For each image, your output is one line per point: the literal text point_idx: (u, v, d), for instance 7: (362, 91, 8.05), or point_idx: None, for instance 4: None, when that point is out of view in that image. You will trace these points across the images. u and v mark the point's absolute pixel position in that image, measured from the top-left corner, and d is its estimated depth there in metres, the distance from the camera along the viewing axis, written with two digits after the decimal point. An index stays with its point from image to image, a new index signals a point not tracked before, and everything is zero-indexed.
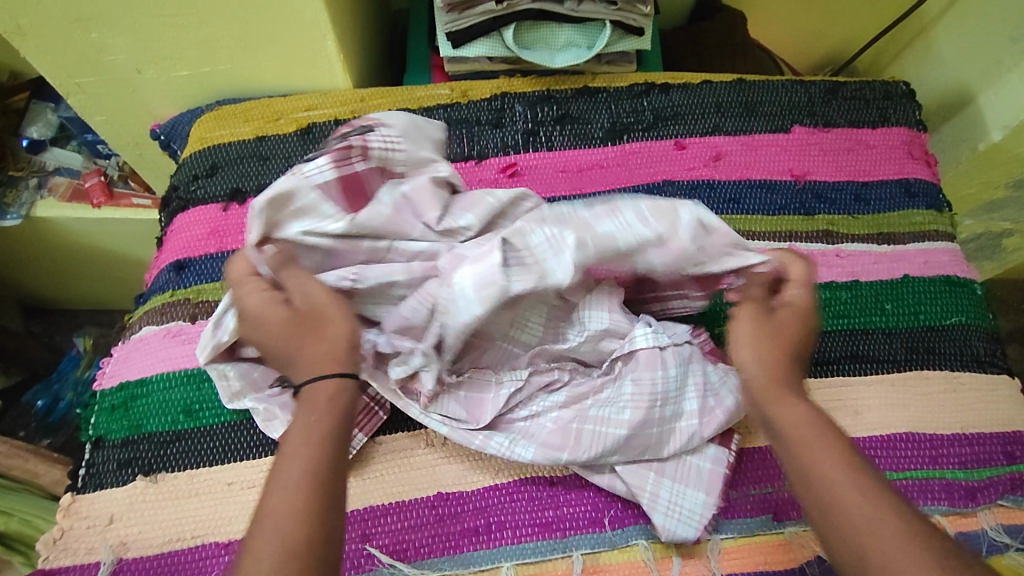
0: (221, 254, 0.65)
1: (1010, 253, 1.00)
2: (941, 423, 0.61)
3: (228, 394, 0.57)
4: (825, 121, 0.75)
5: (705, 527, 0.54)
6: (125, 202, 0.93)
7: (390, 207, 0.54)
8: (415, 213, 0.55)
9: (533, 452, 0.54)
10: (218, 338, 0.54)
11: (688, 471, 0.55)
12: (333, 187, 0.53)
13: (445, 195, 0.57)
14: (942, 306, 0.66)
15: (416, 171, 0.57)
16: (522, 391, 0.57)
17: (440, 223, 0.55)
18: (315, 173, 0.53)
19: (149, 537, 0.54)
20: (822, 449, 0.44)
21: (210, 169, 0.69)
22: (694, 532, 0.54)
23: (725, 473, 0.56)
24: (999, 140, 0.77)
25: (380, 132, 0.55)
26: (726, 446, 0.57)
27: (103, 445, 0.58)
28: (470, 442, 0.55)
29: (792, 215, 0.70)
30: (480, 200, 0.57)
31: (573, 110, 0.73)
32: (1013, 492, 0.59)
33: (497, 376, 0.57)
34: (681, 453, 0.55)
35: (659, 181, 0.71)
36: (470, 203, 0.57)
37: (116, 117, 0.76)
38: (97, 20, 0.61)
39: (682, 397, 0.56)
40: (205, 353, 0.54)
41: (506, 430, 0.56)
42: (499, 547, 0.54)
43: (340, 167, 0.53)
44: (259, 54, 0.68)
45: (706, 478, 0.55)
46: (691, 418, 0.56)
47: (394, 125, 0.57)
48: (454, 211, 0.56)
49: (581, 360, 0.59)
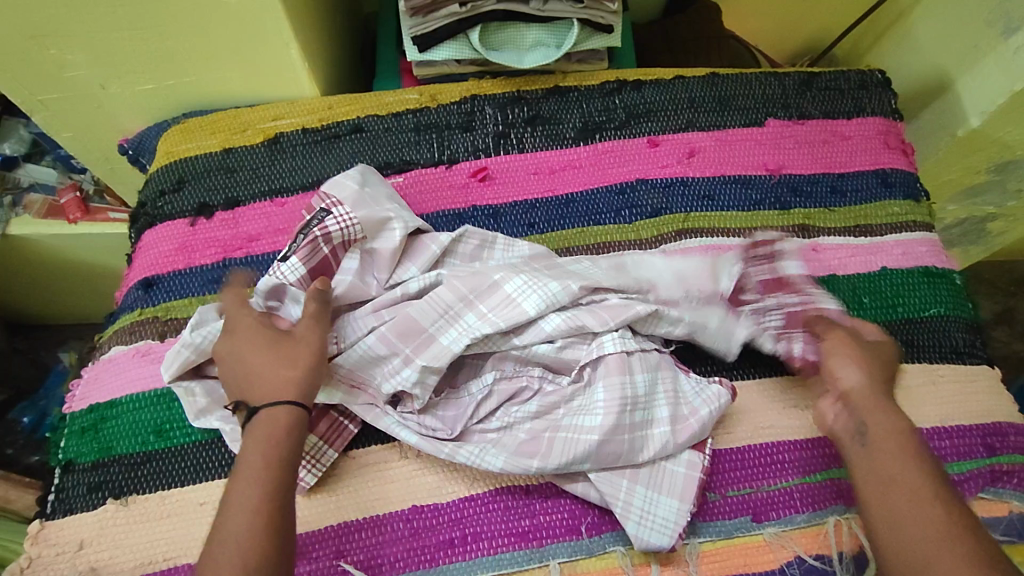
0: (189, 270, 0.65)
1: (995, 236, 0.99)
2: (922, 417, 0.61)
3: (194, 411, 0.56)
4: (800, 113, 0.74)
5: (681, 532, 0.53)
6: (102, 216, 0.92)
7: (354, 274, 0.58)
8: (373, 270, 0.60)
9: (503, 461, 0.53)
10: (184, 355, 0.54)
11: (662, 477, 0.55)
12: (307, 279, 0.58)
13: (403, 250, 0.61)
14: (920, 298, 0.66)
15: (375, 233, 0.59)
16: (487, 393, 0.56)
17: (390, 281, 0.60)
18: (290, 273, 0.57)
19: (121, 561, 0.54)
20: (905, 470, 0.48)
21: (177, 184, 0.68)
22: (669, 541, 0.53)
23: (701, 477, 0.55)
24: (977, 126, 0.76)
25: (337, 212, 0.58)
26: (701, 451, 0.56)
27: (73, 469, 0.58)
28: (438, 451, 0.54)
29: (768, 210, 0.69)
30: (425, 248, 0.61)
31: (545, 111, 0.72)
32: (993, 484, 0.59)
33: (467, 390, 0.57)
34: (657, 459, 0.55)
35: (632, 180, 0.70)
36: (415, 252, 0.61)
37: (84, 132, 0.75)
38: (54, 37, 0.60)
39: (652, 404, 0.55)
40: (171, 369, 0.54)
41: (475, 443, 0.55)
42: (475, 559, 0.54)
43: (309, 260, 0.57)
44: (222, 64, 0.67)
45: (681, 485, 0.55)
46: (663, 425, 0.55)
47: (347, 200, 0.60)
48: (404, 263, 0.60)
49: (548, 366, 0.58)
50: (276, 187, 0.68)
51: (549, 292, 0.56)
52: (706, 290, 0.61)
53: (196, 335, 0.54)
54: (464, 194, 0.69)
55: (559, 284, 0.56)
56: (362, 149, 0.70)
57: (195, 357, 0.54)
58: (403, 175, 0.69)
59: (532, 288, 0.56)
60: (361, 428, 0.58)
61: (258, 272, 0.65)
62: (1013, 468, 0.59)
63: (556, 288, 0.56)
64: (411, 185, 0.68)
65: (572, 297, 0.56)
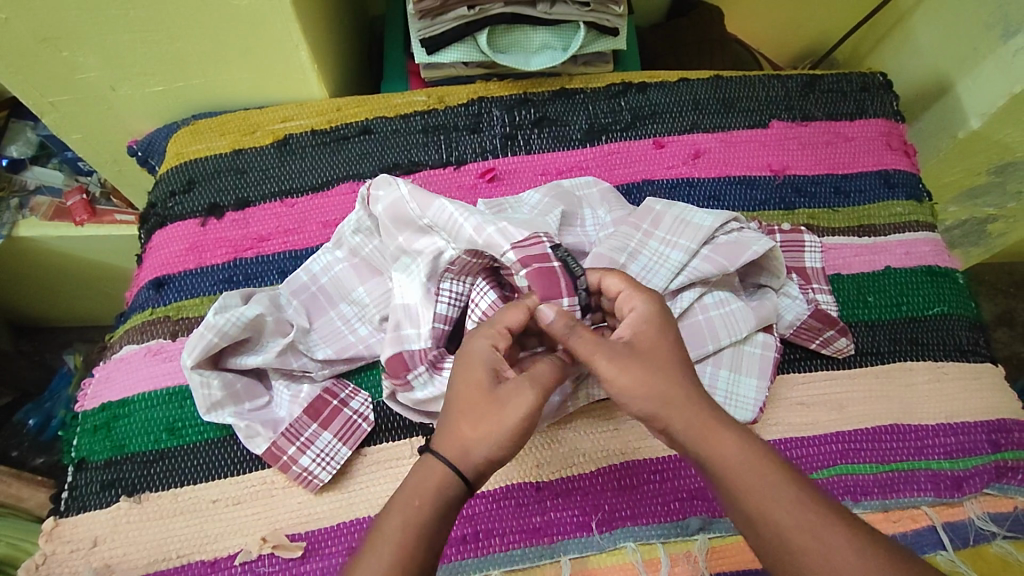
0: (200, 270, 0.65)
1: (996, 237, 1.00)
2: (928, 414, 0.61)
3: (206, 404, 0.57)
4: (803, 115, 0.75)
5: (762, 407, 0.58)
6: (109, 219, 0.92)
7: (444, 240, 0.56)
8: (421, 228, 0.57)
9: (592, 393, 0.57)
10: (207, 337, 0.55)
11: (740, 360, 0.58)
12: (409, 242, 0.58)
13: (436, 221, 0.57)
14: (924, 297, 0.66)
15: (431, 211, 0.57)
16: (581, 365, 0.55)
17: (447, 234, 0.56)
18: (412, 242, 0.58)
19: (135, 557, 0.54)
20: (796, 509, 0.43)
21: (187, 184, 0.69)
22: (750, 416, 0.58)
23: (774, 356, 0.59)
24: (978, 128, 0.77)
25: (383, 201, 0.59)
26: (771, 332, 0.60)
27: (86, 467, 0.58)
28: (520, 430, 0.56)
29: (772, 210, 0.70)
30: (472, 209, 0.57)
31: (552, 112, 0.73)
32: (998, 480, 0.59)
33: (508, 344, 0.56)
34: (732, 347, 0.58)
35: (639, 180, 0.71)
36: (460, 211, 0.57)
37: (93, 134, 0.75)
38: (67, 39, 0.60)
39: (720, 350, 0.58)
40: (194, 354, 0.55)
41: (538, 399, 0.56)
42: (488, 555, 0.54)
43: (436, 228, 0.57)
44: (233, 66, 0.67)
45: (758, 363, 0.59)
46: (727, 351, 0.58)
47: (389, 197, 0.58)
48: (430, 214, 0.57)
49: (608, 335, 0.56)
50: (286, 187, 0.69)
51: (671, 257, 0.59)
52: (693, 223, 0.60)
53: (220, 319, 0.56)
54: (473, 194, 0.69)
55: (677, 248, 0.59)
56: (371, 150, 0.71)
57: (217, 342, 0.56)
58: (412, 176, 0.69)
59: (657, 261, 0.59)
60: (373, 426, 0.59)
61: (270, 272, 0.66)
62: (1018, 464, 0.60)
63: (678, 249, 0.59)
64: (419, 186, 0.69)
65: (692, 251, 0.59)
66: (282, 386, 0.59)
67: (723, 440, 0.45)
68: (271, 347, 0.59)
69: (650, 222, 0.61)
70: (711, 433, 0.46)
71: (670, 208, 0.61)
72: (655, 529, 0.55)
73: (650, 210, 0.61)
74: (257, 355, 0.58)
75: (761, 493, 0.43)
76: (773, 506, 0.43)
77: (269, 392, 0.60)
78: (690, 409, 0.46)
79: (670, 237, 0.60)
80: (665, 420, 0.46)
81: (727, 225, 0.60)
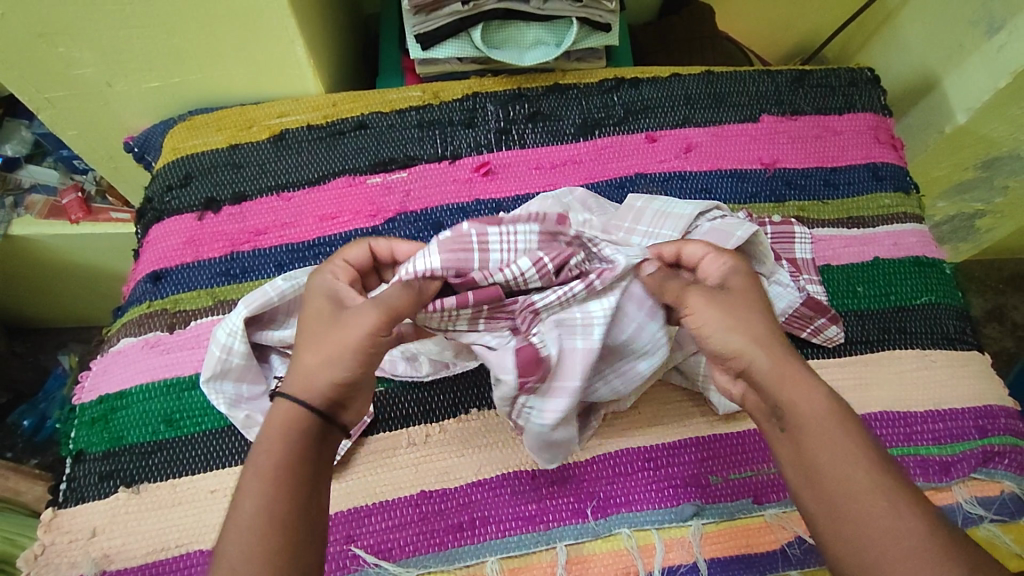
0: (197, 263, 0.66)
1: (984, 233, 1.02)
2: (915, 402, 0.62)
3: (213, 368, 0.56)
4: (792, 109, 0.76)
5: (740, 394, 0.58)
6: (104, 216, 0.92)
7: None
8: None
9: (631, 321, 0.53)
10: (269, 295, 0.56)
11: None
12: None
13: None
14: (911, 287, 0.68)
15: None
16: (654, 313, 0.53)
17: None
18: None
19: (133, 548, 0.55)
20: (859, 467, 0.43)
21: (185, 178, 0.69)
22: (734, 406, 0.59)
23: None
24: (964, 122, 0.78)
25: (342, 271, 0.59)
26: None
27: (84, 459, 0.58)
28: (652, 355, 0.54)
29: (762, 202, 0.71)
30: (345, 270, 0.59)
31: (545, 108, 0.73)
32: (985, 465, 0.60)
33: (566, 317, 0.52)
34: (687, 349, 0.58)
35: (631, 174, 0.71)
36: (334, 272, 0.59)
37: (90, 130, 0.76)
38: (64, 35, 0.61)
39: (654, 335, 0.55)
40: (251, 306, 0.55)
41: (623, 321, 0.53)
42: (484, 542, 0.55)
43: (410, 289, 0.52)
44: (229, 62, 0.68)
45: None
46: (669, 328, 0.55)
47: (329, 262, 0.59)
48: None
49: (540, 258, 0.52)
50: (282, 181, 0.69)
51: None
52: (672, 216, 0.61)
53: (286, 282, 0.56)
54: (467, 188, 0.70)
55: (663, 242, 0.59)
56: (366, 145, 0.71)
57: (275, 302, 0.56)
58: (407, 170, 0.70)
59: None
60: (375, 416, 0.59)
61: (266, 264, 0.66)
62: (1004, 449, 0.61)
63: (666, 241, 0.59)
64: (414, 180, 0.70)
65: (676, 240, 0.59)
66: (283, 372, 0.59)
67: (808, 390, 0.45)
68: (299, 326, 0.58)
69: (632, 218, 0.61)
70: (796, 374, 0.46)
71: (651, 203, 0.62)
72: (650, 516, 0.56)
73: (629, 205, 0.62)
74: (284, 330, 0.58)
75: (833, 451, 0.43)
76: (847, 467, 0.43)
77: (268, 378, 0.58)
78: (772, 356, 0.46)
79: (653, 229, 0.60)
80: (751, 357, 0.46)
81: (711, 210, 0.62)
